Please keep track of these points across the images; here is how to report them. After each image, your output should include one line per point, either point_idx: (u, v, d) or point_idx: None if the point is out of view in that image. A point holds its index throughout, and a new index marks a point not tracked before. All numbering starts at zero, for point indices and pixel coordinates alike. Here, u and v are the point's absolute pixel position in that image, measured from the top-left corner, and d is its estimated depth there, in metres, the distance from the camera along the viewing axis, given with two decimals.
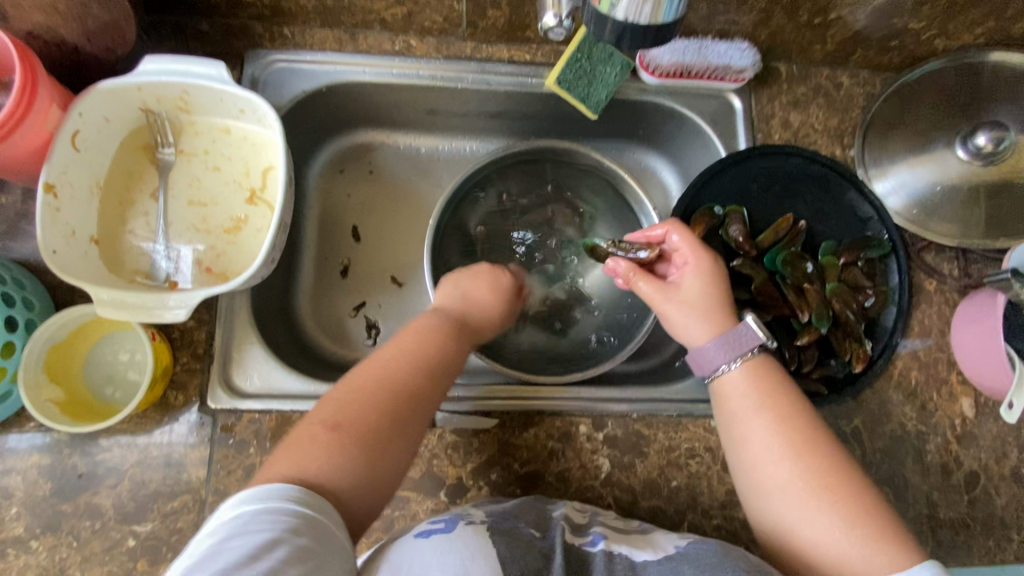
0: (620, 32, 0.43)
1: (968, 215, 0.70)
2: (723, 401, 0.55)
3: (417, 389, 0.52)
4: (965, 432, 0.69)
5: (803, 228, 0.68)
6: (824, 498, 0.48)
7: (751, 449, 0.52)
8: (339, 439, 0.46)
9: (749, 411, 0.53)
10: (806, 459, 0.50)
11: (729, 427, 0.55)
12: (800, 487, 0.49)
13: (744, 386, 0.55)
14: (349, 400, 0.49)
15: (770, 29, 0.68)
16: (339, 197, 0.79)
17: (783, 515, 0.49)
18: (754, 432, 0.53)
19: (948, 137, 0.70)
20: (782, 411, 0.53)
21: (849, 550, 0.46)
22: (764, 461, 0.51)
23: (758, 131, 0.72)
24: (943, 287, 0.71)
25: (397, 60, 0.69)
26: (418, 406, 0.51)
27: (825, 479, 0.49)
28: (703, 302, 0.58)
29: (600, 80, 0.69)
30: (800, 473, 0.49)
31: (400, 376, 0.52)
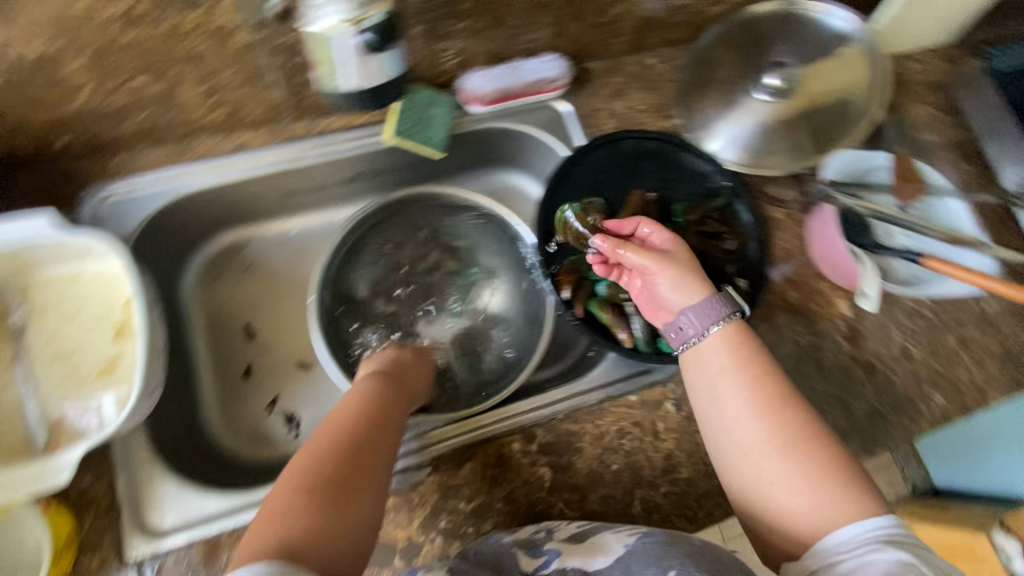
0: None
1: (792, 144, 0.75)
2: (707, 359, 0.59)
3: (372, 439, 0.53)
4: (852, 331, 0.75)
5: (652, 198, 0.75)
6: (798, 449, 0.53)
7: (727, 413, 0.56)
8: (304, 496, 0.46)
9: (724, 366, 0.58)
10: (770, 420, 0.54)
11: (711, 390, 0.58)
12: (768, 445, 0.53)
13: (723, 345, 0.59)
14: (309, 463, 0.49)
15: (568, 37, 0.74)
16: (223, 301, 0.78)
17: (754, 470, 0.54)
18: (727, 395, 0.57)
19: (747, 87, 0.76)
20: (758, 369, 0.57)
21: (834, 503, 0.50)
22: (732, 424, 0.56)
23: (591, 126, 0.78)
24: (790, 212, 0.79)
25: (235, 158, 0.70)
26: (375, 454, 0.52)
27: (786, 434, 0.54)
28: (688, 271, 0.63)
29: (433, 122, 0.73)
30: (769, 432, 0.54)
31: (354, 430, 0.53)
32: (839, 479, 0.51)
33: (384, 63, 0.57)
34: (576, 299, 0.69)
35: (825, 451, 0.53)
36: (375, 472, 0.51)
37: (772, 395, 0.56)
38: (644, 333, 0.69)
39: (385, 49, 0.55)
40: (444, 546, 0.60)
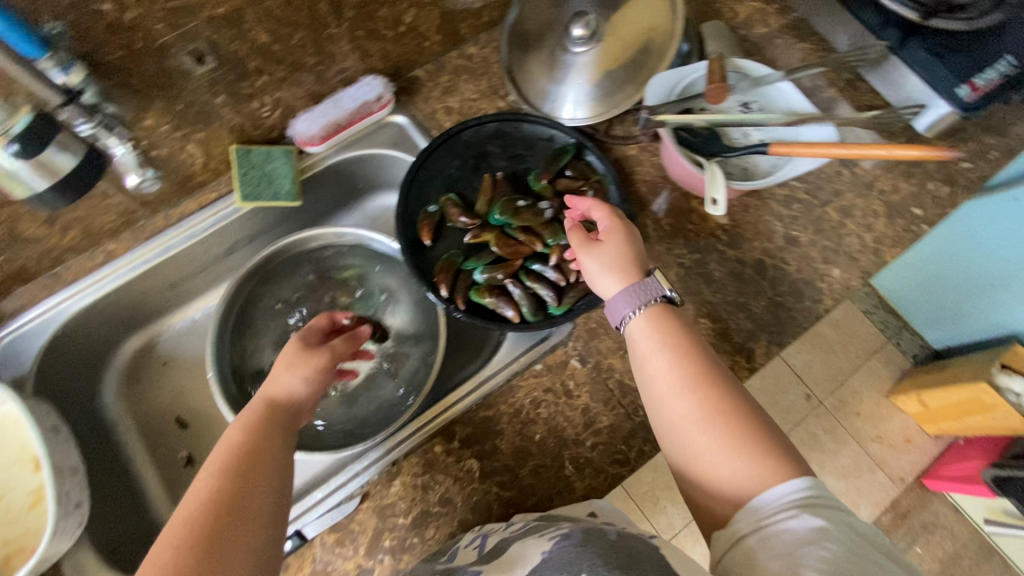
0: None
1: (626, 79, 0.78)
2: (637, 341, 0.58)
3: (241, 501, 0.48)
4: (734, 236, 0.77)
5: (503, 177, 0.76)
6: (719, 422, 0.52)
7: (657, 389, 0.56)
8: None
9: (653, 348, 0.57)
10: (697, 398, 0.53)
11: (642, 370, 0.58)
12: (694, 421, 0.53)
13: (648, 329, 0.58)
14: (167, 545, 0.44)
15: (378, 56, 0.77)
16: (150, 402, 0.81)
17: (685, 446, 0.53)
18: (660, 371, 0.56)
19: (561, 48, 0.78)
20: (684, 348, 0.56)
21: (750, 467, 0.49)
22: (664, 403, 0.55)
23: (432, 128, 0.81)
24: (644, 145, 0.81)
25: (106, 268, 0.73)
26: (245, 517, 0.48)
27: (710, 407, 0.53)
28: (615, 257, 0.62)
29: (277, 175, 0.76)
30: (696, 404, 0.53)
31: (224, 493, 0.48)
32: (764, 449, 0.50)
33: (60, 160, 0.58)
34: (453, 294, 0.71)
35: (749, 423, 0.52)
36: (244, 540, 0.47)
37: (694, 372, 0.55)
38: (528, 304, 0.70)
39: (47, 147, 0.56)
40: (394, 563, 0.62)
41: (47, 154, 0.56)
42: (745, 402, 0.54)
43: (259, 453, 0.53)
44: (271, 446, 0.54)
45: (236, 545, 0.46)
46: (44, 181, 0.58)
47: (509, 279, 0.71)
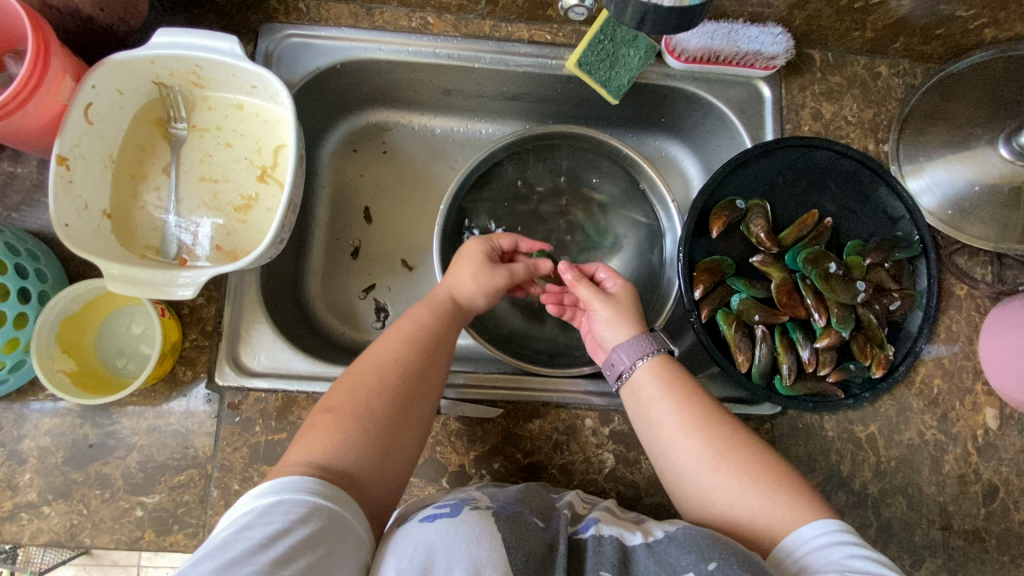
0: (642, 14, 0.42)
1: (1007, 219, 0.66)
2: (639, 392, 0.56)
3: (417, 368, 0.52)
4: (987, 445, 0.66)
5: (830, 224, 0.65)
6: (735, 459, 0.49)
7: (663, 435, 0.53)
8: (352, 417, 0.47)
9: (654, 395, 0.55)
10: (710, 436, 0.51)
11: (643, 416, 0.55)
12: (708, 463, 0.50)
13: (652, 378, 0.56)
14: (360, 382, 0.49)
15: (807, 13, 0.64)
16: (351, 178, 0.78)
17: (708, 491, 0.49)
18: (661, 417, 0.54)
19: (989, 135, 0.67)
20: (693, 393, 0.55)
21: (771, 507, 0.46)
22: (672, 445, 0.52)
23: (786, 122, 0.69)
24: (974, 293, 0.68)
25: (413, 37, 0.67)
26: (420, 383, 0.52)
27: (722, 446, 0.50)
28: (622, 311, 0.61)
29: (622, 63, 0.66)
30: (708, 444, 0.51)
31: (400, 357, 0.52)
32: (788, 489, 0.47)
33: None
34: (702, 301, 0.63)
35: (761, 458, 0.50)
36: (418, 400, 0.51)
37: (702, 412, 0.53)
38: (763, 363, 0.62)
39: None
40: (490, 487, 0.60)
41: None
42: (758, 444, 0.51)
43: (434, 331, 0.56)
44: (444, 326, 0.57)
45: (410, 406, 0.50)
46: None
47: (762, 326, 0.63)
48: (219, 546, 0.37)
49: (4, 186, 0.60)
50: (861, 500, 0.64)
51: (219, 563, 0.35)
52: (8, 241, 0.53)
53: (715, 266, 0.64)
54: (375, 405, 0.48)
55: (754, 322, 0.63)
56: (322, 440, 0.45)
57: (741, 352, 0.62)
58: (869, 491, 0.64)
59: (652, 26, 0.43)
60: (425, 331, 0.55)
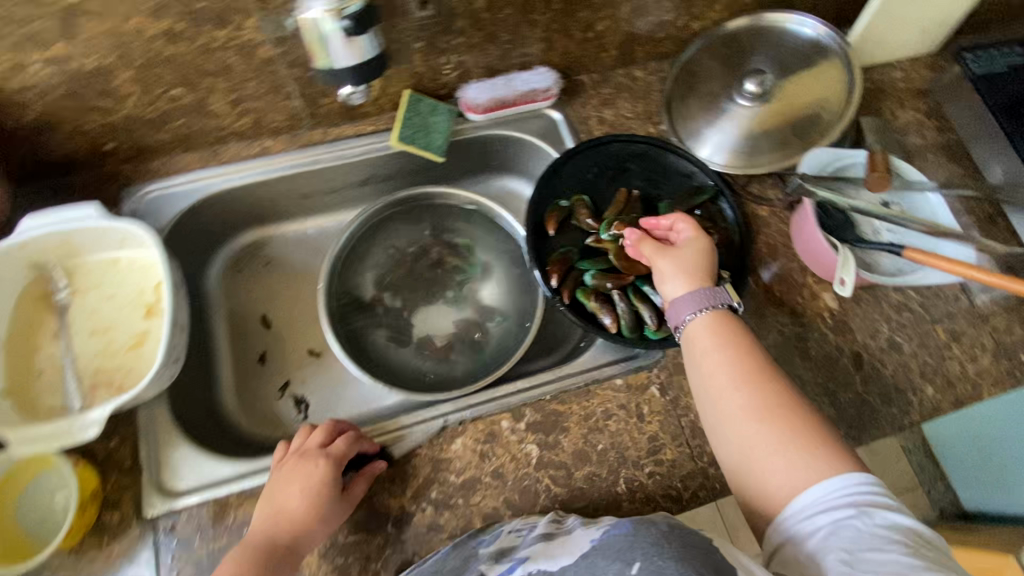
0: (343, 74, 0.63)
1: (779, 143, 0.81)
2: (693, 340, 0.61)
3: None
4: (838, 322, 0.77)
5: (636, 195, 0.79)
6: (781, 422, 0.54)
7: (716, 387, 0.58)
8: None
9: (705, 347, 0.59)
10: (757, 392, 0.56)
11: (699, 359, 0.60)
12: (756, 417, 0.55)
13: (707, 329, 0.60)
14: None
15: (558, 51, 0.81)
16: (244, 295, 0.85)
17: (750, 442, 0.54)
18: (714, 369, 0.58)
19: (729, 94, 0.82)
20: (756, 353, 0.59)
21: (811, 469, 0.51)
22: (725, 397, 0.57)
23: (581, 132, 0.85)
24: (775, 210, 0.82)
25: (259, 160, 0.78)
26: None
27: (768, 405, 0.55)
28: (689, 266, 0.65)
29: (435, 128, 0.80)
30: (758, 402, 0.55)
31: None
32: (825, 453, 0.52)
33: (363, 47, 0.61)
34: (560, 288, 0.73)
35: (809, 421, 0.54)
36: None
37: (751, 366, 0.58)
38: (628, 319, 0.72)
39: (363, 34, 0.60)
40: (434, 517, 0.63)
41: (360, 37, 0.60)
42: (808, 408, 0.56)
43: None
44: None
45: None
46: (348, 60, 0.61)
47: (615, 290, 0.73)
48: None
49: None
50: None
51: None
52: None
53: (562, 257, 0.75)
54: None
55: (608, 291, 0.74)
56: None
57: (607, 318, 0.72)
58: None
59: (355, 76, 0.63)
60: None
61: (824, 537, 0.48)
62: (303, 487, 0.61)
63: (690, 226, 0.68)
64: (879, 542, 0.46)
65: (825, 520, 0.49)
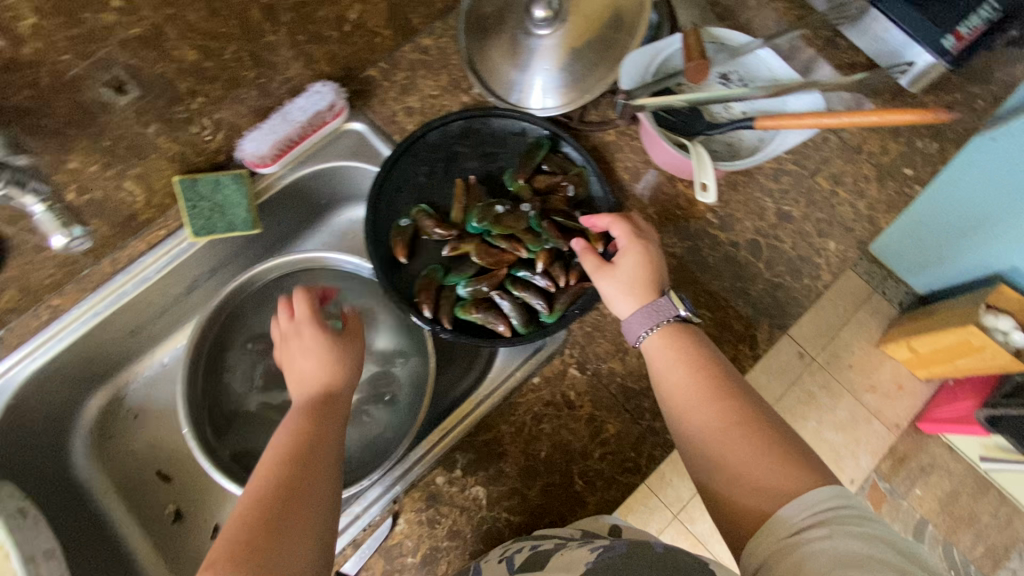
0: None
1: (599, 57, 0.71)
2: (657, 360, 0.56)
3: (308, 461, 0.51)
4: (724, 218, 0.73)
5: (474, 180, 0.71)
6: (748, 431, 0.49)
7: (682, 403, 0.53)
8: (244, 550, 0.43)
9: (667, 363, 0.55)
10: (722, 402, 0.51)
11: (664, 388, 0.54)
12: (721, 427, 0.50)
13: (665, 346, 0.56)
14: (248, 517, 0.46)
15: (324, 60, 0.70)
16: (125, 458, 0.76)
17: (727, 470, 0.48)
18: (678, 382, 0.53)
19: (523, 27, 0.70)
20: (716, 371, 0.54)
21: (787, 474, 0.45)
22: (690, 413, 0.52)
23: (393, 134, 0.75)
24: (622, 129, 0.76)
25: (53, 325, 0.67)
26: (323, 479, 0.50)
27: (735, 415, 0.50)
28: (633, 278, 0.59)
29: (229, 203, 0.69)
30: (724, 412, 0.50)
31: (298, 448, 0.51)
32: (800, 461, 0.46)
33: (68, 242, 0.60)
34: (438, 315, 0.67)
35: (777, 432, 0.49)
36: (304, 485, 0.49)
37: (714, 378, 0.53)
38: (519, 314, 0.66)
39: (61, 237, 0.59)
40: None
41: None
42: (777, 419, 0.51)
43: (313, 441, 0.53)
44: (326, 423, 0.55)
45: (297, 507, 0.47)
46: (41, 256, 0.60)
47: (495, 290, 0.67)
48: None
49: None
50: None
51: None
52: None
53: (427, 279, 0.68)
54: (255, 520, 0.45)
55: (487, 293, 0.67)
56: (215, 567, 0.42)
57: (497, 323, 0.66)
58: None
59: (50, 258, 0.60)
60: (314, 445, 0.52)
61: (812, 552, 0.40)
62: (310, 346, 0.61)
63: (623, 233, 0.61)
64: (868, 559, 0.39)
65: (818, 533, 0.41)
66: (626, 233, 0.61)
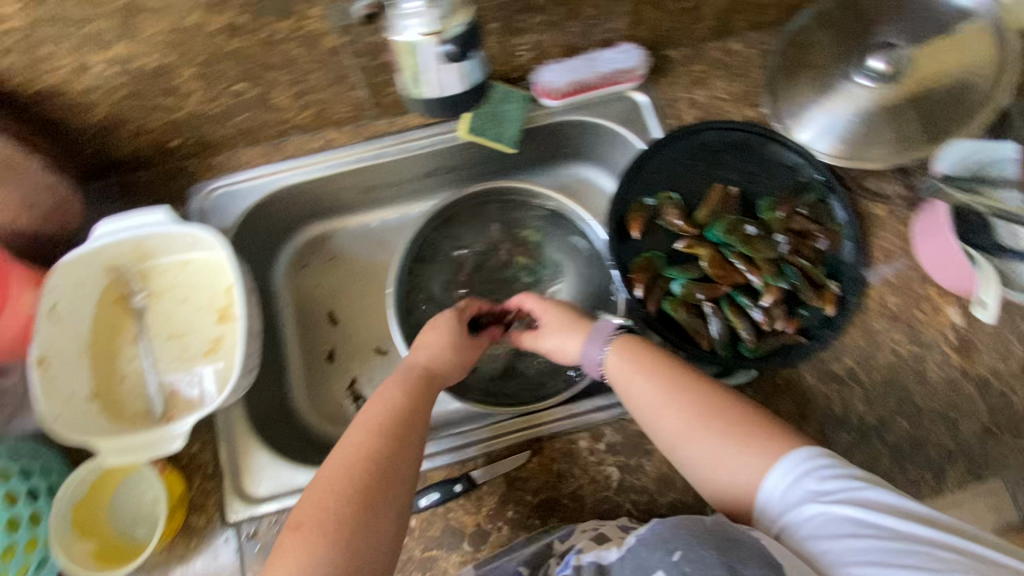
0: (441, 101, 0.51)
1: (899, 132, 0.70)
2: (618, 376, 0.56)
3: (400, 436, 0.52)
4: (963, 341, 0.68)
5: (734, 193, 0.71)
6: (718, 419, 0.50)
7: (645, 411, 0.54)
8: (318, 528, 0.45)
9: (623, 377, 0.55)
10: (688, 397, 0.52)
11: (631, 397, 0.55)
12: (696, 423, 0.51)
13: (620, 362, 0.57)
14: (328, 494, 0.47)
15: (648, 25, 0.72)
16: (310, 290, 0.84)
17: (699, 459, 0.50)
18: (638, 396, 0.54)
19: (847, 69, 0.70)
20: (668, 364, 0.55)
21: (754, 463, 0.48)
22: (658, 415, 0.53)
23: (669, 117, 0.76)
24: (893, 209, 0.72)
25: (322, 154, 0.75)
26: (403, 459, 0.51)
27: (703, 408, 0.51)
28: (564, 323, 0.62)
29: (507, 117, 0.74)
30: (688, 412, 0.51)
31: (391, 422, 0.52)
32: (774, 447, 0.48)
33: (466, 73, 0.49)
34: (648, 298, 0.68)
35: (756, 422, 0.50)
36: (396, 470, 0.50)
37: (665, 378, 0.54)
38: (723, 334, 0.66)
39: (468, 58, 0.48)
40: (511, 537, 0.62)
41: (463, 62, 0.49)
42: (742, 402, 0.52)
43: (401, 415, 0.53)
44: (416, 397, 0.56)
45: (381, 491, 0.48)
46: (456, 87, 0.50)
47: (709, 302, 0.68)
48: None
49: None
50: (864, 433, 0.65)
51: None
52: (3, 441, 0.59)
53: (650, 262, 0.69)
54: (336, 507, 0.46)
55: (700, 301, 0.68)
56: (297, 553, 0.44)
57: (699, 332, 0.66)
58: (868, 421, 0.65)
59: (450, 106, 0.52)
60: (398, 419, 0.53)
61: (814, 534, 0.45)
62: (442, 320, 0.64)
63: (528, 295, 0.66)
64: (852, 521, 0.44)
65: (811, 512, 0.45)
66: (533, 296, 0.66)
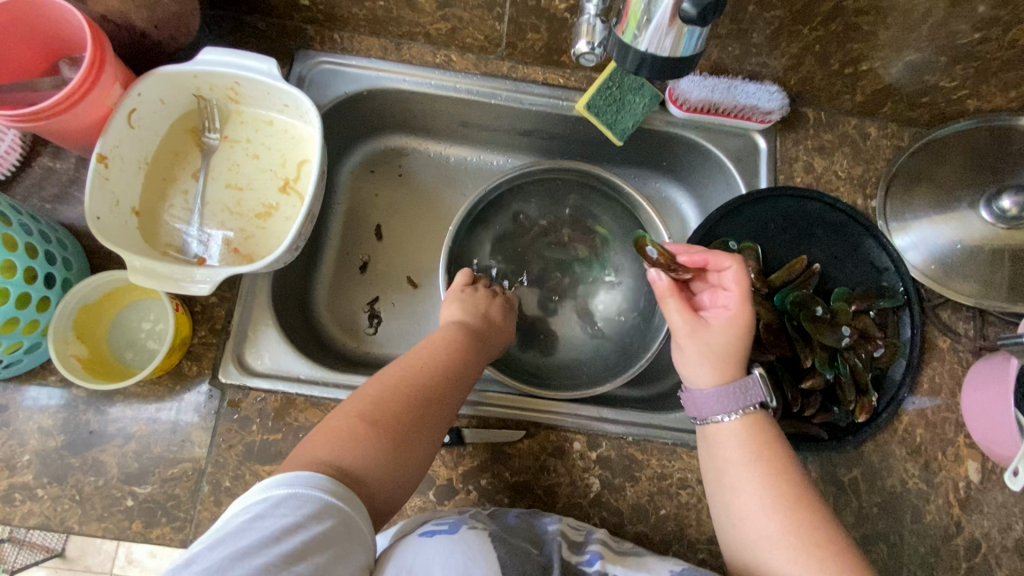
0: (641, 60, 0.43)
1: (990, 277, 0.69)
2: (718, 449, 0.55)
3: (445, 390, 0.55)
4: (969, 497, 0.67)
5: (816, 271, 0.68)
6: (817, 553, 0.47)
7: (739, 504, 0.52)
8: (365, 429, 0.49)
9: (736, 460, 0.53)
10: (792, 514, 0.49)
11: (718, 475, 0.54)
12: (787, 543, 0.48)
13: (739, 438, 0.54)
14: (381, 401, 0.51)
15: (800, 75, 0.69)
16: (367, 197, 0.82)
17: (768, 570, 0.48)
18: (741, 487, 0.52)
19: (971, 198, 0.71)
20: (781, 464, 0.52)
21: None
22: (750, 517, 0.50)
23: (780, 172, 0.74)
24: (957, 347, 0.70)
25: (436, 72, 0.72)
26: (440, 418, 0.54)
27: (805, 533, 0.48)
28: (723, 354, 0.56)
29: (628, 108, 0.71)
30: (791, 529, 0.48)
31: (428, 372, 0.56)
32: None
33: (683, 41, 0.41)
34: None
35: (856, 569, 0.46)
36: (436, 423, 0.53)
37: (788, 488, 0.51)
38: None
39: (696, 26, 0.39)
40: (475, 503, 0.61)
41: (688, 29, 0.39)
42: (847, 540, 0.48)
43: (440, 366, 0.57)
44: (460, 360, 0.59)
45: (424, 433, 0.52)
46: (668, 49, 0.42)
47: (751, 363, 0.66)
48: (232, 532, 0.40)
49: (41, 180, 0.63)
50: None
51: (230, 550, 0.39)
52: (32, 214, 0.57)
53: None
54: (389, 425, 0.50)
55: None
56: (341, 440, 0.48)
57: None
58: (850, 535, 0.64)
59: (649, 70, 0.44)
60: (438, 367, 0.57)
61: None
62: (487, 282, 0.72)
63: (731, 309, 0.57)
64: None
65: None
66: (729, 315, 0.57)
